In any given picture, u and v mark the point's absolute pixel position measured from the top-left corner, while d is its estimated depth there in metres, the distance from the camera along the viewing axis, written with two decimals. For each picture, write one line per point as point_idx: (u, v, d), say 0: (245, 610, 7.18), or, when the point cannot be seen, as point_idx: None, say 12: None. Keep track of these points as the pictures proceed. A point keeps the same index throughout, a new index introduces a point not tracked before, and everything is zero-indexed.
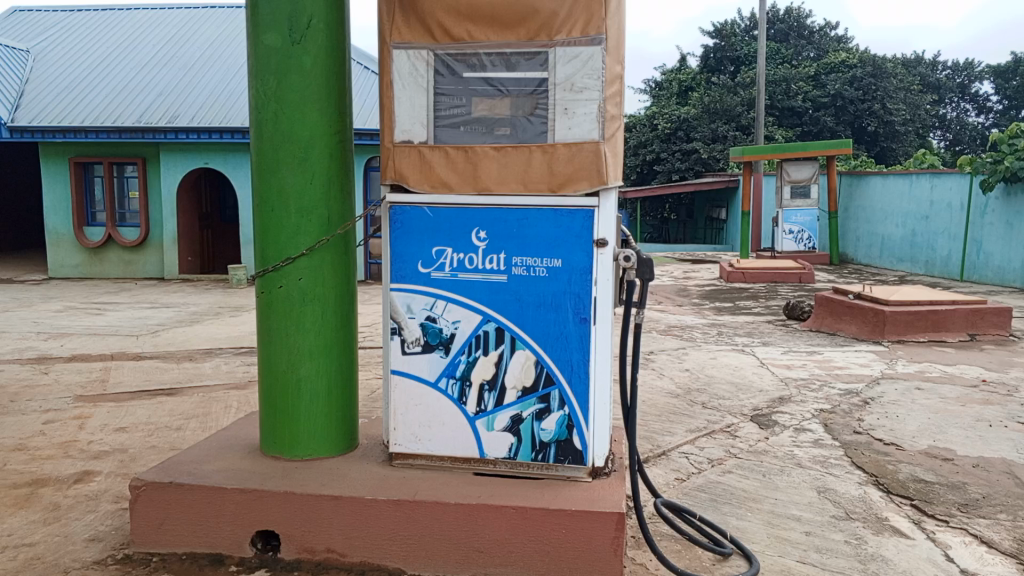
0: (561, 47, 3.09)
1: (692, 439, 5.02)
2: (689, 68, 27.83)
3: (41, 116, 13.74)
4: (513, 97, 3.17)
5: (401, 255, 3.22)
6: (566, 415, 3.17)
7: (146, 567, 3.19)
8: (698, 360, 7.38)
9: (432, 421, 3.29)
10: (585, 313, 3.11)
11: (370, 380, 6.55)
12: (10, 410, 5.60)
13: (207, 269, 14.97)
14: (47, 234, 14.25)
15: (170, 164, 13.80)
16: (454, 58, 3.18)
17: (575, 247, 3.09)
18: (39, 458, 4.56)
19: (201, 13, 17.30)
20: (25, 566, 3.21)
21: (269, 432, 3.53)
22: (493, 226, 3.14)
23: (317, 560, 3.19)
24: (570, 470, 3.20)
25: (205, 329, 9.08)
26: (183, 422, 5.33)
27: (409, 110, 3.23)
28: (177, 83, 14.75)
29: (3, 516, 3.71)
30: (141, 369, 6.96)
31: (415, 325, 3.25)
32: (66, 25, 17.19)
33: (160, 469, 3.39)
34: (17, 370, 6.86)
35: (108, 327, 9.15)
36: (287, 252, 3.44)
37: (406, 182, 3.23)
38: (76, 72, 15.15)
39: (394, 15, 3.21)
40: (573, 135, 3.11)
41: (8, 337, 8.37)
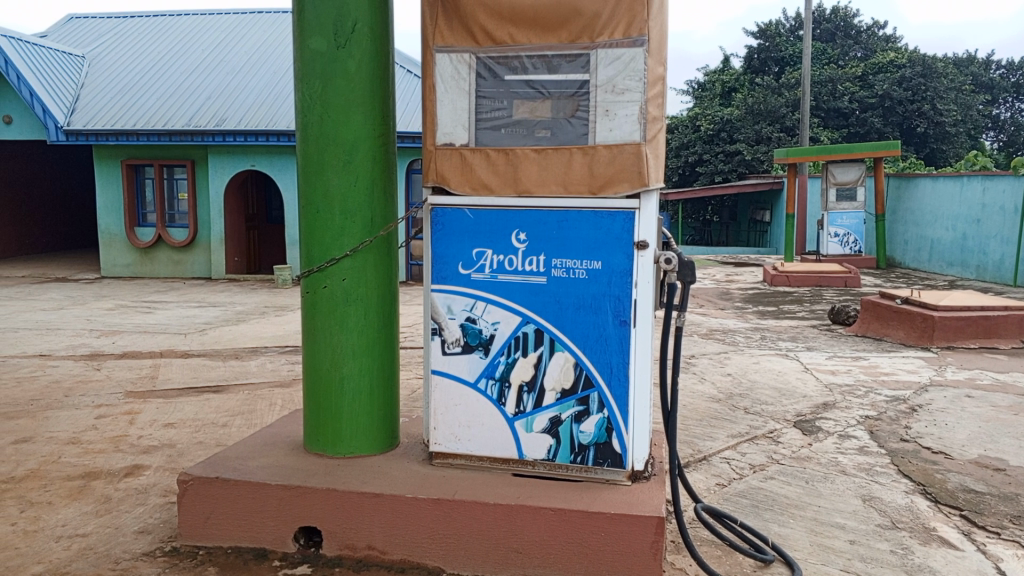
0: (602, 49, 3.09)
1: (734, 444, 4.96)
2: (732, 69, 27.51)
3: (95, 119, 14.18)
4: (554, 99, 3.18)
5: (441, 257, 3.25)
6: (605, 418, 3.16)
7: (193, 560, 3.27)
8: (741, 364, 7.29)
9: (472, 421, 3.31)
10: (625, 315, 3.10)
11: (411, 380, 6.61)
12: (64, 404, 5.79)
13: (253, 269, 15.24)
14: (101, 234, 14.69)
15: (218, 166, 14.09)
16: (496, 60, 3.20)
17: (615, 249, 3.08)
18: (92, 451, 4.69)
19: (249, 19, 17.67)
20: (79, 556, 3.32)
21: (312, 429, 3.59)
22: (534, 228, 3.15)
23: (358, 556, 3.23)
24: (609, 473, 3.19)
25: (251, 327, 9.25)
26: (229, 419, 5.44)
27: (451, 112, 3.25)
28: (225, 86, 15.09)
29: (58, 507, 3.83)
30: (189, 367, 7.13)
31: (455, 325, 3.27)
32: (119, 31, 17.71)
33: (207, 464, 3.47)
34: (71, 365, 7.08)
35: (157, 325, 9.39)
36: (331, 253, 3.49)
37: (447, 184, 3.26)
38: (129, 76, 15.61)
39: (437, 18, 3.24)
40: (614, 138, 3.11)
41: (63, 334, 8.65)
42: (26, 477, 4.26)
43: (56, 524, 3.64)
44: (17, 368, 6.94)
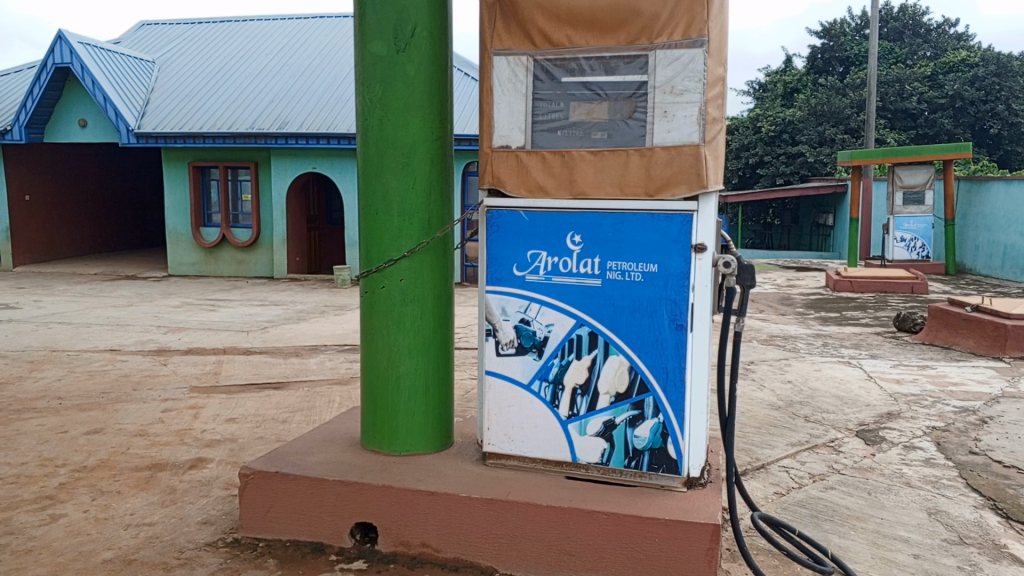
0: (661, 50, 3.07)
1: (792, 453, 4.85)
2: (794, 69, 26.89)
3: (165, 122, 14.68)
4: (611, 101, 3.17)
5: (497, 258, 3.27)
6: (660, 423, 3.13)
7: (253, 551, 3.35)
8: (801, 371, 7.14)
9: (525, 422, 3.32)
10: (681, 319, 3.07)
11: (466, 380, 6.66)
12: (133, 398, 6.01)
13: (314, 269, 15.56)
14: (168, 234, 15.21)
15: (281, 168, 14.43)
16: (554, 62, 3.21)
17: (672, 252, 3.05)
18: (158, 444, 4.86)
19: (311, 24, 18.07)
20: (145, 544, 3.44)
21: (369, 427, 3.65)
22: (589, 231, 3.14)
23: (412, 553, 3.27)
24: (664, 479, 3.17)
25: (310, 326, 9.45)
26: (289, 415, 5.57)
27: (508, 115, 3.27)
28: (288, 89, 15.45)
29: (126, 496, 3.98)
30: (251, 364, 7.31)
31: (509, 327, 3.28)
32: (188, 37, 18.29)
33: (268, 459, 3.55)
34: (140, 360, 7.34)
35: (222, 323, 9.66)
36: (390, 254, 3.54)
37: (503, 186, 3.28)
38: (197, 81, 16.11)
39: (495, 22, 3.26)
40: (672, 139, 3.08)
41: (132, 330, 8.97)
42: (98, 466, 4.43)
43: (124, 512, 3.78)
44: (89, 362, 7.23)
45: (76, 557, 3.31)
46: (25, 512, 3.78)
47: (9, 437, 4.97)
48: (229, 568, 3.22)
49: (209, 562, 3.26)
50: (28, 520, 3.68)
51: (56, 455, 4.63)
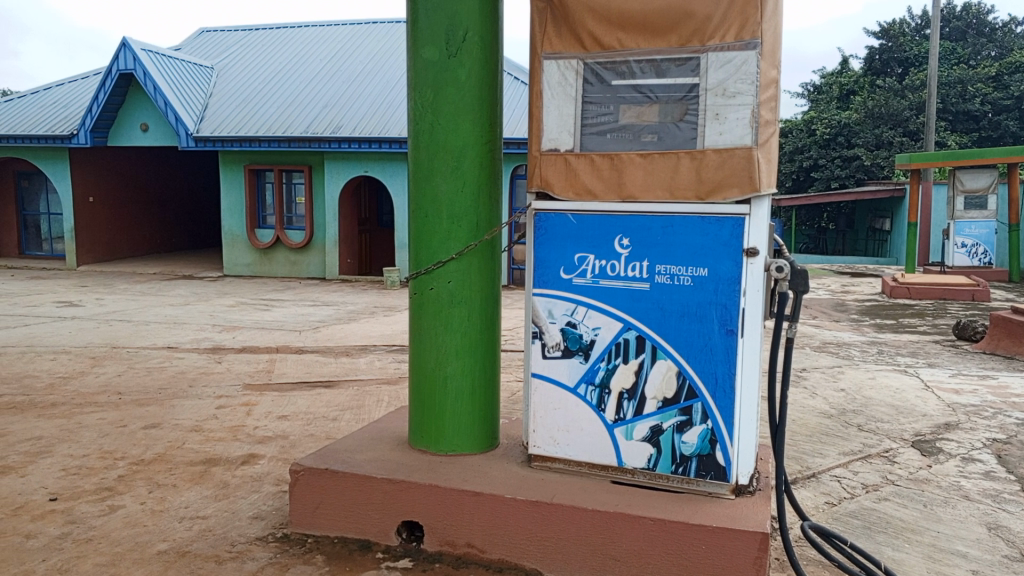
0: (713, 52, 3.04)
1: (845, 462, 4.75)
2: (851, 71, 26.29)
3: (222, 126, 15.06)
4: (662, 103, 3.14)
5: (544, 261, 3.28)
6: (709, 430, 3.10)
7: (302, 547, 3.42)
8: (854, 379, 6.97)
9: (571, 425, 3.32)
10: (732, 325, 3.03)
11: (511, 382, 6.68)
12: (189, 394, 6.17)
13: (364, 270, 15.77)
14: (224, 235, 15.59)
15: (334, 171, 14.67)
16: (604, 66, 3.20)
17: (723, 256, 3.01)
18: (213, 439, 4.99)
19: (364, 30, 18.37)
20: (199, 536, 3.53)
21: (417, 427, 3.70)
22: (637, 234, 3.12)
23: (458, 553, 3.29)
24: (712, 486, 3.13)
25: (361, 326, 9.58)
26: (338, 413, 5.66)
27: (557, 118, 3.27)
28: (341, 94, 15.72)
29: (181, 489, 4.09)
30: (302, 362, 7.45)
31: (556, 329, 3.28)
32: (245, 42, 18.74)
33: (318, 456, 3.62)
34: (196, 358, 7.55)
35: (274, 322, 9.86)
36: (438, 256, 3.58)
37: (551, 190, 3.29)
38: (253, 86, 16.49)
39: (546, 26, 3.28)
40: (724, 142, 3.04)
41: (189, 328, 9.22)
42: (154, 460, 4.56)
43: (179, 505, 3.89)
44: (148, 358, 7.46)
45: (133, 548, 3.41)
46: (87, 502, 3.92)
47: (72, 430, 5.16)
48: (279, 562, 3.29)
49: (259, 556, 3.34)
50: (89, 510, 3.81)
51: (115, 448, 4.79)
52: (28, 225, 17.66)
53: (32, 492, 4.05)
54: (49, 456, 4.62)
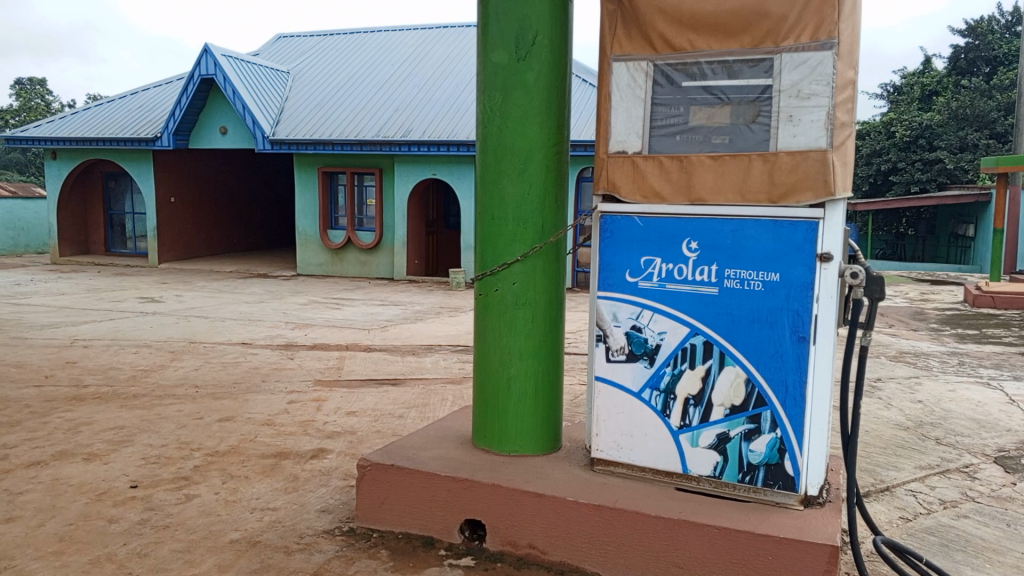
0: (787, 53, 2.98)
1: (921, 477, 4.57)
2: (934, 71, 25.27)
3: (297, 130, 15.47)
4: (734, 104, 3.09)
5: (609, 264, 3.26)
6: (778, 439, 3.03)
7: (367, 541, 3.49)
8: (933, 391, 6.70)
9: (634, 430, 3.29)
10: (803, 331, 2.96)
11: (575, 386, 6.67)
12: (262, 389, 6.37)
13: (431, 271, 15.96)
14: (299, 236, 16.01)
15: (404, 174, 14.91)
16: (674, 67, 3.16)
17: (796, 261, 2.95)
18: (284, 433, 5.13)
19: (435, 34, 18.66)
20: (269, 527, 3.64)
21: (480, 427, 3.73)
22: (706, 237, 3.08)
23: (519, 554, 3.31)
24: (780, 496, 3.06)
25: (427, 326, 9.71)
26: (404, 410, 5.75)
27: (626, 120, 3.25)
28: (412, 98, 15.97)
29: (253, 481, 4.22)
30: (370, 360, 7.60)
31: (621, 333, 3.26)
32: (321, 47, 19.25)
33: (384, 452, 3.69)
34: (269, 354, 7.77)
35: (345, 321, 10.08)
36: (504, 259, 3.60)
37: (618, 192, 3.27)
38: (327, 89, 16.91)
39: (616, 28, 3.27)
40: (798, 144, 2.97)
41: (263, 325, 9.51)
42: (228, 452, 4.72)
43: (251, 496, 4.01)
44: (223, 354, 7.72)
45: (208, 536, 3.54)
46: (165, 491, 4.08)
47: (152, 421, 5.38)
48: (345, 555, 3.36)
49: (326, 548, 3.42)
50: (167, 498, 3.97)
51: (192, 439, 4.97)
52: (113, 224, 18.51)
53: (115, 479, 4.24)
54: (131, 445, 4.83)
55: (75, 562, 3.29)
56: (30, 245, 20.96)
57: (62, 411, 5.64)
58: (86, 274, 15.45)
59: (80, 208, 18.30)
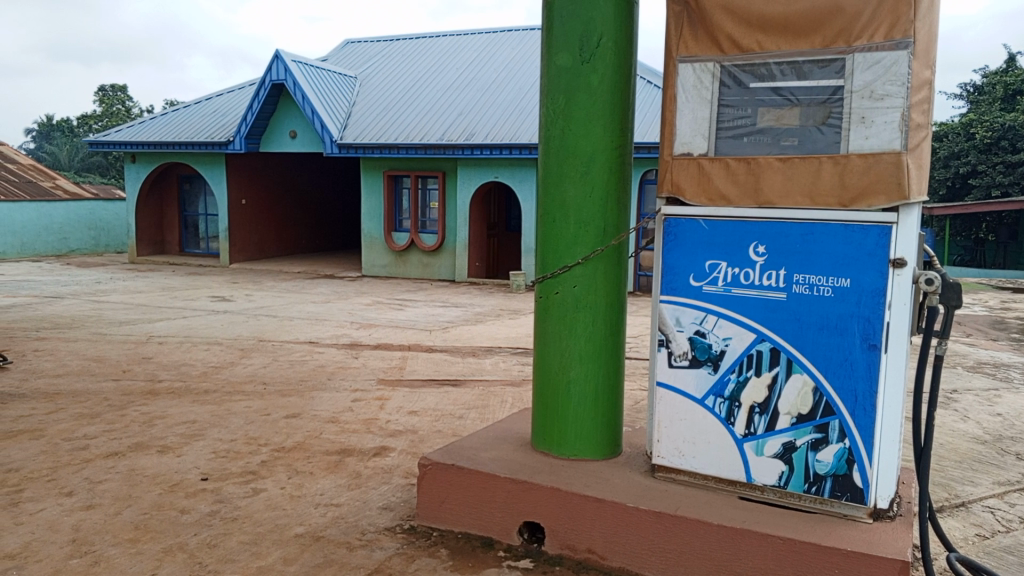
0: (860, 53, 2.90)
1: (999, 493, 4.38)
2: (1019, 68, 24.07)
3: (364, 134, 15.76)
4: (804, 106, 3.02)
5: (673, 268, 3.22)
6: (847, 449, 2.94)
7: (427, 540, 3.53)
8: (1014, 405, 6.39)
9: (697, 437, 3.25)
10: (875, 339, 2.88)
11: (635, 391, 6.62)
12: (328, 386, 6.52)
13: (492, 273, 16.05)
14: (364, 238, 16.30)
15: (466, 177, 15.04)
16: (742, 68, 3.11)
17: (867, 266, 2.86)
18: (348, 430, 5.23)
19: (499, 38, 18.81)
20: (333, 523, 3.71)
21: (541, 429, 3.73)
22: (774, 241, 3.01)
23: (578, 558, 3.30)
24: (848, 508, 2.97)
25: (488, 328, 9.76)
26: (465, 411, 5.79)
27: (691, 122, 3.21)
28: (476, 101, 16.10)
29: (318, 477, 4.32)
30: (432, 361, 7.68)
31: (684, 338, 3.22)
32: (387, 52, 19.58)
33: (445, 452, 3.72)
34: (334, 352, 7.94)
35: (408, 321, 10.23)
36: (565, 261, 3.60)
37: (683, 195, 3.23)
38: (394, 94, 17.18)
39: (682, 29, 3.23)
40: (870, 146, 2.89)
41: (329, 324, 9.73)
42: (294, 448, 4.84)
43: (315, 492, 4.11)
44: (291, 352, 7.92)
45: (273, 529, 3.64)
46: (233, 484, 4.21)
47: (222, 416, 5.56)
48: (405, 552, 3.41)
49: (387, 545, 3.47)
50: (235, 491, 4.10)
51: (260, 435, 5.11)
52: (188, 225, 19.14)
53: (187, 471, 4.40)
54: (203, 439, 5.00)
55: (149, 550, 3.42)
56: (110, 245, 21.89)
57: (139, 404, 5.87)
58: (162, 273, 16.06)
59: (156, 210, 19.03)
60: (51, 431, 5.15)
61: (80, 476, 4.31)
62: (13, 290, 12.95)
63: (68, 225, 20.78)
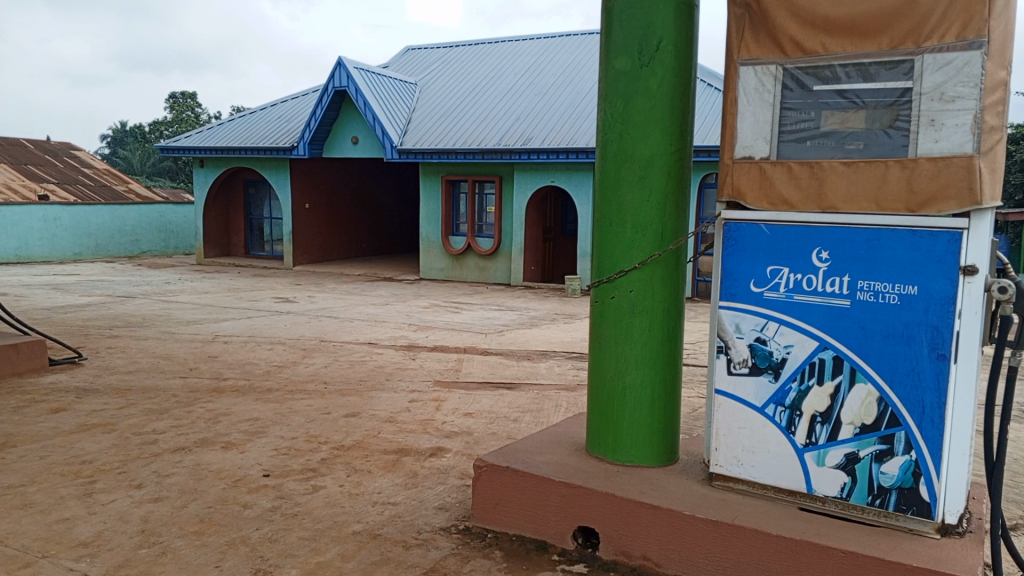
0: (929, 54, 2.82)
1: None
2: None
3: (423, 139, 15.94)
4: (870, 109, 2.95)
5: (732, 274, 3.18)
6: (913, 461, 2.86)
7: (482, 540, 3.56)
8: None
9: (756, 446, 3.19)
10: (944, 349, 2.79)
11: (692, 398, 6.54)
12: (386, 387, 6.61)
13: (548, 278, 16.05)
14: (422, 241, 16.48)
15: (523, 182, 15.09)
16: (805, 70, 3.06)
17: (936, 274, 2.78)
18: (405, 430, 5.31)
19: (557, 43, 18.84)
20: (389, 521, 3.77)
21: (596, 434, 3.72)
22: (838, 247, 2.95)
23: (633, 565, 3.28)
24: (914, 522, 2.88)
25: (543, 332, 9.77)
26: (519, 414, 5.82)
27: (753, 125, 3.17)
28: (534, 106, 16.14)
29: (375, 475, 4.39)
30: (488, 363, 7.73)
31: (744, 345, 3.18)
32: (447, 59, 19.80)
33: (501, 454, 3.74)
34: (393, 354, 8.06)
35: (464, 324, 10.31)
36: (621, 265, 3.59)
37: (744, 199, 3.20)
38: (453, 99, 17.35)
39: (744, 31, 3.20)
40: (940, 149, 2.80)
41: (387, 326, 9.88)
42: (353, 446, 4.93)
43: (373, 490, 4.18)
44: (350, 352, 8.07)
45: (332, 526, 3.71)
46: (294, 481, 4.31)
47: (284, 414, 5.70)
48: (460, 553, 3.44)
49: (443, 545, 3.51)
50: (296, 488, 4.20)
51: (320, 433, 5.22)
52: (253, 228, 19.72)
53: (250, 467, 4.52)
54: (265, 436, 5.14)
55: (213, 542, 3.53)
56: (179, 247, 22.65)
57: (205, 401, 6.06)
58: (227, 274, 16.54)
59: (223, 213, 19.62)
60: (122, 426, 5.36)
61: (149, 470, 4.48)
62: (88, 290, 13.50)
63: (139, 227, 21.56)
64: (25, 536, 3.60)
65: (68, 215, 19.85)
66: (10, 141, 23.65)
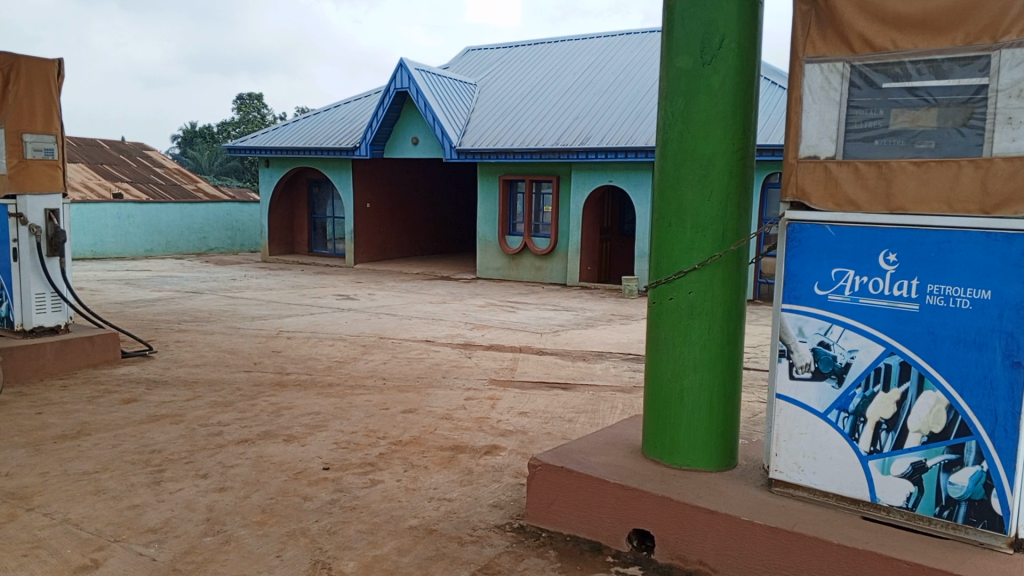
0: (1007, 49, 2.72)
1: None
2: None
3: (482, 139, 16.03)
4: (942, 107, 2.86)
5: (796, 276, 3.12)
6: (984, 473, 2.75)
7: (536, 539, 3.57)
8: None
9: (818, 452, 3.12)
10: (1019, 356, 2.67)
11: (751, 402, 6.43)
12: (443, 384, 6.68)
13: (605, 278, 15.95)
14: (478, 241, 16.58)
15: (581, 182, 15.03)
16: (874, 68, 2.98)
17: (1011, 277, 2.67)
18: (461, 427, 5.35)
19: (618, 41, 18.72)
20: (445, 517, 3.82)
21: (652, 436, 3.69)
22: (907, 249, 2.86)
23: (689, 569, 3.24)
24: (985, 536, 2.77)
25: (599, 333, 9.72)
26: (575, 414, 5.81)
27: (818, 124, 3.09)
28: (593, 106, 16.06)
29: (432, 471, 4.44)
30: (543, 363, 7.74)
31: (806, 349, 3.11)
32: (506, 59, 19.87)
33: (555, 454, 3.74)
34: (449, 352, 8.13)
35: (520, 323, 10.34)
36: (681, 266, 3.55)
37: (808, 199, 3.13)
38: (513, 99, 17.40)
39: (810, 28, 3.13)
40: (1017, 148, 2.70)
41: (445, 324, 9.97)
42: (410, 442, 5.00)
43: (429, 486, 4.23)
44: (408, 349, 8.17)
45: (389, 520, 3.77)
46: (353, 474, 4.39)
47: (343, 408, 5.81)
48: (514, 551, 3.46)
49: (497, 543, 3.53)
50: (354, 481, 4.27)
51: (379, 428, 5.31)
52: (315, 227, 20.12)
53: (310, 460, 4.62)
54: (325, 430, 5.24)
55: (274, 533, 3.62)
56: (245, 244, 23.20)
57: (268, 395, 6.22)
58: (291, 272, 16.93)
59: (287, 212, 20.09)
60: (190, 417, 5.54)
61: (214, 460, 4.62)
62: (159, 285, 13.97)
63: (208, 225, 22.18)
64: (98, 520, 3.76)
65: (141, 213, 20.63)
66: (87, 142, 24.67)
